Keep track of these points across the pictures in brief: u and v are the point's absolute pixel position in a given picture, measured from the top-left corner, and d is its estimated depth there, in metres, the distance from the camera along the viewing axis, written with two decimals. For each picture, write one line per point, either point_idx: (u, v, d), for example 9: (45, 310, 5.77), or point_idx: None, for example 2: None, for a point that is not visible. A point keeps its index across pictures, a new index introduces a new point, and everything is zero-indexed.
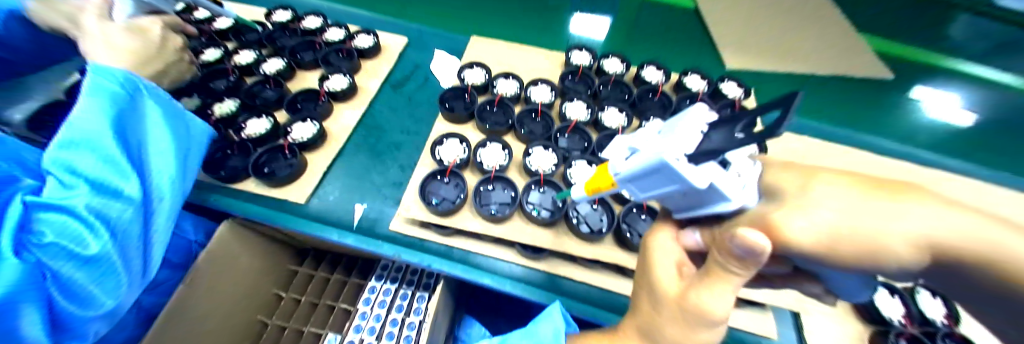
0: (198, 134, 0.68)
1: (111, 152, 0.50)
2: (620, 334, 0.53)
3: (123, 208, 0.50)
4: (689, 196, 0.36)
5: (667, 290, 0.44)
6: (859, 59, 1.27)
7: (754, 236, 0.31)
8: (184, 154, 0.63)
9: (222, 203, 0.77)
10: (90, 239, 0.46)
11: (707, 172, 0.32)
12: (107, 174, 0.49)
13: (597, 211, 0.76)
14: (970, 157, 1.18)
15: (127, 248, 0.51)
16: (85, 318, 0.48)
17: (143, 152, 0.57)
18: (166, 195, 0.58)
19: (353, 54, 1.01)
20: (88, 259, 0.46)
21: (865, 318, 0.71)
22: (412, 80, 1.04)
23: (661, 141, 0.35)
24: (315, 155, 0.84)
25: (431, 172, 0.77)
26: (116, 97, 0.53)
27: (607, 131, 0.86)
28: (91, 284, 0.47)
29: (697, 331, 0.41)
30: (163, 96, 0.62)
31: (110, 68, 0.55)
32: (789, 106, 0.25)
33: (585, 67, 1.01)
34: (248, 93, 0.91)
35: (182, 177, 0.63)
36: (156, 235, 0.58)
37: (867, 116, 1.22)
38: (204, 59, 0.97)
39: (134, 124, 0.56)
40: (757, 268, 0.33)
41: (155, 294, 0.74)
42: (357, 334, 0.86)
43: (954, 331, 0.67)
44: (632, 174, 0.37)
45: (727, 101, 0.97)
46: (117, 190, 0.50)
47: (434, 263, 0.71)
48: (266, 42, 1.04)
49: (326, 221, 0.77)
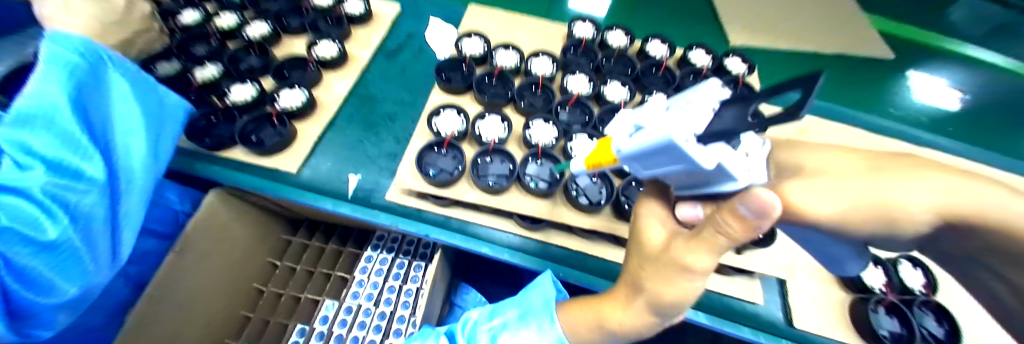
0: (172, 108, 0.64)
1: (70, 129, 0.46)
2: (608, 298, 0.55)
3: (85, 191, 0.47)
4: (694, 176, 0.35)
5: (652, 243, 0.45)
6: (859, 38, 1.28)
7: (769, 196, 0.28)
8: (156, 131, 0.59)
9: (212, 172, 0.75)
10: (49, 224, 0.42)
11: (714, 153, 0.30)
12: (66, 153, 0.45)
13: (596, 184, 0.75)
14: (947, 130, 1.16)
15: (93, 234, 0.48)
16: (45, 305, 0.46)
17: (109, 129, 0.53)
18: (137, 174, 0.55)
19: (343, 20, 0.95)
20: (45, 247, 0.43)
21: (850, 287, 0.74)
22: (406, 49, 0.99)
23: (670, 116, 0.33)
24: (306, 125, 0.81)
25: (428, 143, 0.75)
26: (76, 67, 0.48)
27: (608, 106, 0.86)
28: (50, 272, 0.45)
29: (680, 281, 0.41)
30: (131, 70, 0.57)
31: (68, 35, 0.50)
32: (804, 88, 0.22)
33: (587, 40, 0.98)
34: (232, 59, 0.87)
35: (155, 155, 0.59)
36: (129, 218, 0.55)
37: (868, 94, 1.20)
38: (183, 21, 0.91)
39: (98, 98, 0.52)
40: (757, 231, 0.31)
41: (143, 263, 0.73)
42: (355, 301, 0.87)
43: (931, 300, 0.71)
44: (637, 151, 0.35)
45: (730, 76, 0.96)
46: (78, 172, 0.46)
47: (431, 233, 0.71)
48: (249, 4, 0.97)
49: (321, 191, 0.75)
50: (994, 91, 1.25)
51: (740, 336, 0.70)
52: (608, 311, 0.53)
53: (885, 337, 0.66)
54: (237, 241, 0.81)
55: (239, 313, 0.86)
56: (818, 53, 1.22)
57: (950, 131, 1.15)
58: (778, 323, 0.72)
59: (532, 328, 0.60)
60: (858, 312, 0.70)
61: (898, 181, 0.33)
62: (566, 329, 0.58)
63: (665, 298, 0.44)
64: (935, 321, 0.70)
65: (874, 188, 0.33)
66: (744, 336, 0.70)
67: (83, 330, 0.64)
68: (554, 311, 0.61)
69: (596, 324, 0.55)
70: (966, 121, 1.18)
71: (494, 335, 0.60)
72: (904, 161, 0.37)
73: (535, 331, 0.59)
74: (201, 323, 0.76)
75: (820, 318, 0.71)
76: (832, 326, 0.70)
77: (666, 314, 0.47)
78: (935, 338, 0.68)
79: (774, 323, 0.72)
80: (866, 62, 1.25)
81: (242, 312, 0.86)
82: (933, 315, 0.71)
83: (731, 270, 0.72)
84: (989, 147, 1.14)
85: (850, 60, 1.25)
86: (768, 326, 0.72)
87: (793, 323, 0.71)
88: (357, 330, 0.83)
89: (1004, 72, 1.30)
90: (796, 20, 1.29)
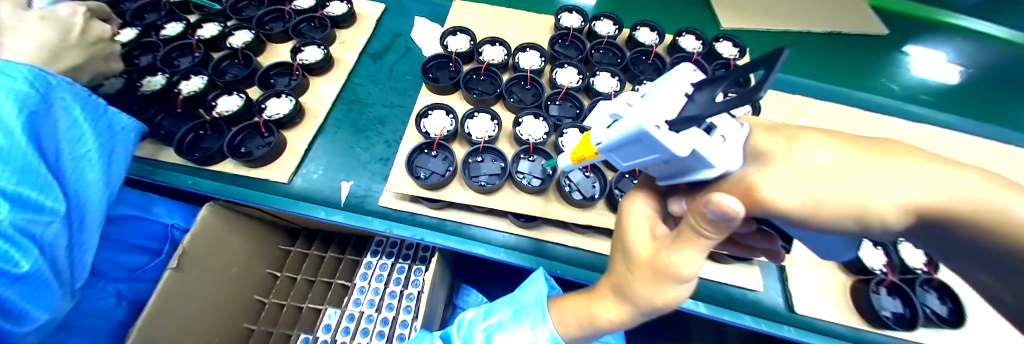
0: (124, 128, 0.63)
1: (30, 160, 0.44)
2: (596, 295, 0.53)
3: (48, 222, 0.46)
4: (673, 165, 0.34)
5: (639, 250, 0.44)
6: (850, 16, 1.27)
7: (728, 201, 0.29)
8: (107, 155, 0.58)
9: (202, 186, 0.74)
10: (21, 257, 0.42)
11: (689, 139, 0.29)
12: (25, 187, 0.43)
13: (589, 178, 0.75)
14: (920, 98, 1.14)
15: (56, 261, 0.47)
16: (17, 335, 0.44)
17: (61, 156, 0.51)
18: (91, 201, 0.54)
19: (326, 23, 0.94)
20: (19, 277, 0.42)
21: (850, 269, 0.73)
22: (392, 50, 0.98)
23: (644, 105, 0.33)
24: (294, 133, 0.80)
25: (418, 145, 0.75)
26: (28, 98, 0.47)
27: (598, 97, 0.84)
28: (24, 302, 0.43)
29: (666, 286, 0.41)
30: (81, 93, 0.56)
31: (12, 64, 0.48)
32: (773, 64, 0.22)
33: (575, 29, 0.96)
34: (216, 70, 0.86)
35: (108, 182, 0.58)
36: (89, 241, 0.55)
37: (864, 70, 1.18)
38: (165, 34, 0.90)
39: (48, 125, 0.50)
40: (729, 232, 0.32)
41: (133, 281, 0.72)
42: (357, 308, 0.87)
43: (934, 279, 0.71)
44: (613, 143, 0.35)
45: (723, 60, 0.95)
46: (39, 204, 0.45)
47: (426, 237, 0.70)
48: (230, 13, 0.96)
49: (312, 200, 0.75)
50: (989, 64, 1.24)
51: (742, 325, 0.69)
52: (597, 309, 0.52)
53: (888, 319, 0.67)
54: (236, 254, 0.80)
55: (242, 326, 0.86)
56: (813, 32, 1.22)
57: (924, 99, 1.13)
58: (778, 308, 0.72)
59: (526, 327, 0.59)
60: (861, 295, 0.69)
61: (885, 166, 0.32)
62: (556, 323, 0.58)
63: (656, 303, 0.43)
64: (938, 299, 0.70)
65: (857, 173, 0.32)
66: (746, 324, 0.69)
67: None
68: (544, 307, 0.60)
69: (588, 321, 0.53)
70: (965, 95, 1.16)
71: (490, 335, 0.60)
72: (883, 143, 0.35)
73: (528, 328, 0.59)
74: (205, 339, 0.77)
75: (821, 302, 0.70)
76: (835, 312, 0.69)
77: (651, 313, 0.46)
78: (939, 316, 0.68)
79: (775, 309, 0.72)
80: (859, 39, 1.24)
81: (245, 323, 0.87)
82: (936, 293, 0.71)
83: (730, 258, 0.71)
84: (990, 120, 1.12)
85: (845, 38, 1.23)
86: (770, 313, 0.71)
87: (794, 309, 0.70)
88: (361, 336, 0.83)
89: (999, 42, 1.29)
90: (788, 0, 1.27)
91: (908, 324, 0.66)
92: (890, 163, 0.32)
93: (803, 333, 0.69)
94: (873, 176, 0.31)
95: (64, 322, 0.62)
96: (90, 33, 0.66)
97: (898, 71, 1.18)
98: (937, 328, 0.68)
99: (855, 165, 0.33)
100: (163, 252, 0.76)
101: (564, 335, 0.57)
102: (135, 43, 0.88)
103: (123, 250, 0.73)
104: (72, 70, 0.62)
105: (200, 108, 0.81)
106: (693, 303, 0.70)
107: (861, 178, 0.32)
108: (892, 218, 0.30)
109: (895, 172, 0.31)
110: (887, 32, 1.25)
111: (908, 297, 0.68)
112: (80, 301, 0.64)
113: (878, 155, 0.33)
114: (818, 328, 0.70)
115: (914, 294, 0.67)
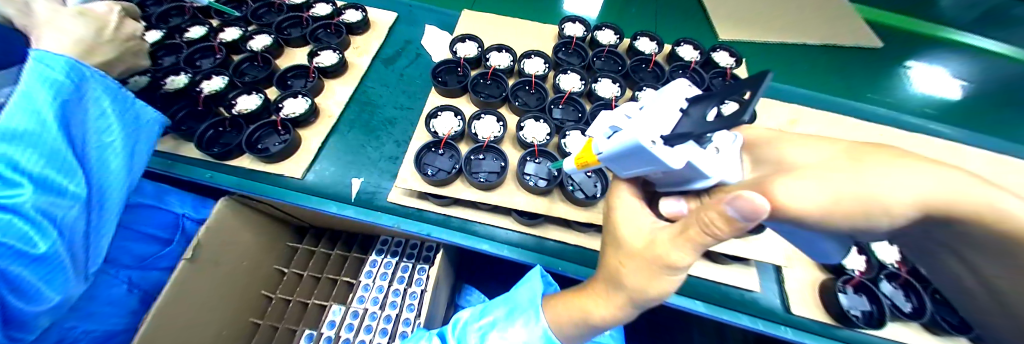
0: (150, 121, 0.66)
1: (58, 146, 0.47)
2: (588, 291, 0.55)
3: (69, 206, 0.48)
4: (671, 175, 0.38)
5: (633, 243, 0.45)
6: (845, 29, 1.31)
7: (757, 198, 0.28)
8: (132, 146, 0.61)
9: (218, 179, 0.77)
10: (39, 238, 0.43)
11: (683, 152, 0.32)
12: (51, 171, 0.46)
13: (590, 178, 0.77)
14: (911, 107, 1.16)
15: (74, 245, 0.49)
16: (31, 314, 0.45)
17: (87, 145, 0.54)
18: (110, 189, 0.57)
19: (342, 30, 0.99)
20: (36, 258, 0.43)
21: (825, 268, 0.75)
22: (404, 55, 1.02)
23: (641, 117, 0.36)
24: (308, 132, 0.84)
25: (427, 144, 0.78)
26: (62, 88, 0.51)
27: (599, 102, 0.87)
28: (40, 281, 0.44)
29: (660, 275, 0.43)
30: (113, 85, 0.59)
31: (51, 55, 0.52)
32: (758, 86, 0.25)
33: (577, 38, 1.01)
34: (236, 71, 0.91)
35: (129, 170, 0.60)
36: (107, 228, 0.57)
37: (859, 81, 1.21)
38: (189, 37, 0.95)
39: (78, 115, 0.53)
40: (742, 231, 0.32)
41: (145, 269, 0.75)
42: (361, 305, 0.89)
43: (900, 275, 0.75)
44: (612, 153, 0.38)
45: (720, 69, 0.98)
46: (62, 188, 0.47)
47: (433, 232, 0.73)
48: (251, 18, 1.01)
49: (325, 195, 0.78)
50: (984, 79, 1.27)
51: (739, 324, 0.71)
52: (590, 305, 0.53)
53: (857, 318, 0.69)
54: (248, 247, 0.82)
55: (249, 321, 0.88)
56: (807, 44, 1.26)
57: (913, 108, 1.16)
58: (775, 309, 0.73)
59: (520, 325, 0.62)
60: (827, 291, 0.71)
61: (882, 168, 0.35)
62: (550, 321, 0.60)
63: (649, 294, 0.45)
64: (904, 297, 0.74)
65: (862, 182, 0.34)
66: (743, 324, 0.70)
67: (103, 336, 0.69)
68: (538, 305, 0.63)
69: (580, 318, 0.55)
70: (961, 108, 1.19)
71: (483, 334, 0.62)
72: (883, 150, 0.39)
73: (521, 326, 0.62)
74: (212, 333, 0.78)
75: (820, 306, 0.72)
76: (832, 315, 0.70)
77: (641, 305, 0.48)
78: (902, 311, 0.71)
79: (772, 309, 0.73)
80: (853, 51, 1.28)
81: (251, 318, 0.89)
82: (903, 290, 0.75)
83: (728, 258, 0.73)
84: (987, 132, 1.15)
85: (840, 50, 1.27)
86: (767, 313, 0.72)
87: (790, 309, 0.71)
88: (363, 333, 0.84)
89: (994, 57, 1.33)
90: (784, 15, 1.32)
91: (875, 322, 0.68)
92: (888, 166, 0.35)
93: (801, 334, 0.70)
94: (883, 179, 0.34)
95: (78, 307, 0.64)
96: (123, 29, 0.71)
97: (892, 84, 1.22)
98: (903, 322, 0.71)
99: (864, 170, 0.36)
100: (174, 242, 0.79)
101: (556, 332, 0.59)
102: (160, 44, 0.93)
103: (136, 239, 0.76)
104: (104, 63, 0.66)
105: (220, 107, 0.85)
106: (692, 302, 0.71)
107: (879, 181, 0.34)
108: (890, 209, 0.33)
109: (894, 174, 0.34)
110: (880, 46, 1.30)
111: (873, 295, 0.70)
112: (94, 287, 0.66)
113: (879, 161, 0.37)
114: (814, 329, 0.71)
115: (878, 292, 0.69)
